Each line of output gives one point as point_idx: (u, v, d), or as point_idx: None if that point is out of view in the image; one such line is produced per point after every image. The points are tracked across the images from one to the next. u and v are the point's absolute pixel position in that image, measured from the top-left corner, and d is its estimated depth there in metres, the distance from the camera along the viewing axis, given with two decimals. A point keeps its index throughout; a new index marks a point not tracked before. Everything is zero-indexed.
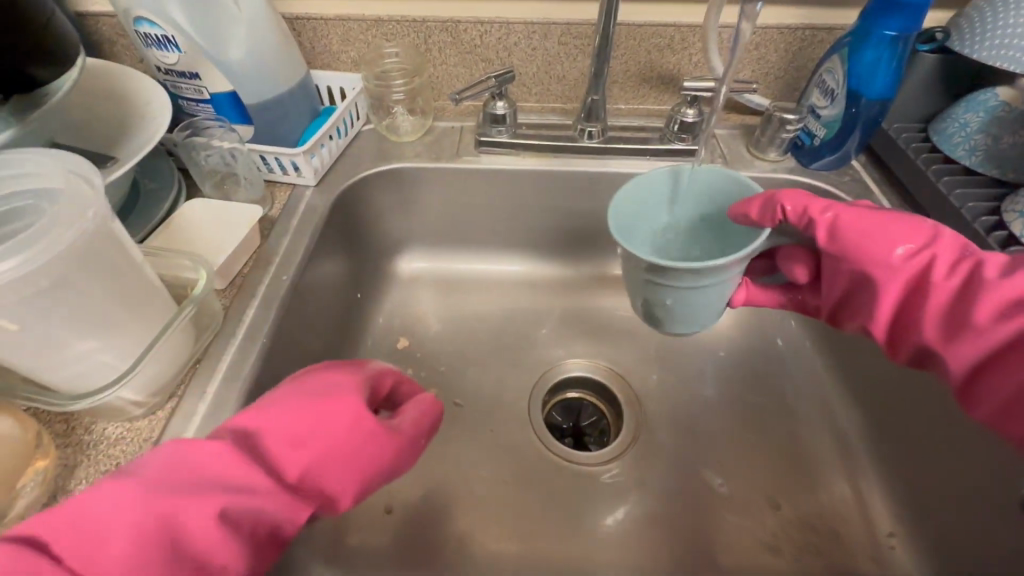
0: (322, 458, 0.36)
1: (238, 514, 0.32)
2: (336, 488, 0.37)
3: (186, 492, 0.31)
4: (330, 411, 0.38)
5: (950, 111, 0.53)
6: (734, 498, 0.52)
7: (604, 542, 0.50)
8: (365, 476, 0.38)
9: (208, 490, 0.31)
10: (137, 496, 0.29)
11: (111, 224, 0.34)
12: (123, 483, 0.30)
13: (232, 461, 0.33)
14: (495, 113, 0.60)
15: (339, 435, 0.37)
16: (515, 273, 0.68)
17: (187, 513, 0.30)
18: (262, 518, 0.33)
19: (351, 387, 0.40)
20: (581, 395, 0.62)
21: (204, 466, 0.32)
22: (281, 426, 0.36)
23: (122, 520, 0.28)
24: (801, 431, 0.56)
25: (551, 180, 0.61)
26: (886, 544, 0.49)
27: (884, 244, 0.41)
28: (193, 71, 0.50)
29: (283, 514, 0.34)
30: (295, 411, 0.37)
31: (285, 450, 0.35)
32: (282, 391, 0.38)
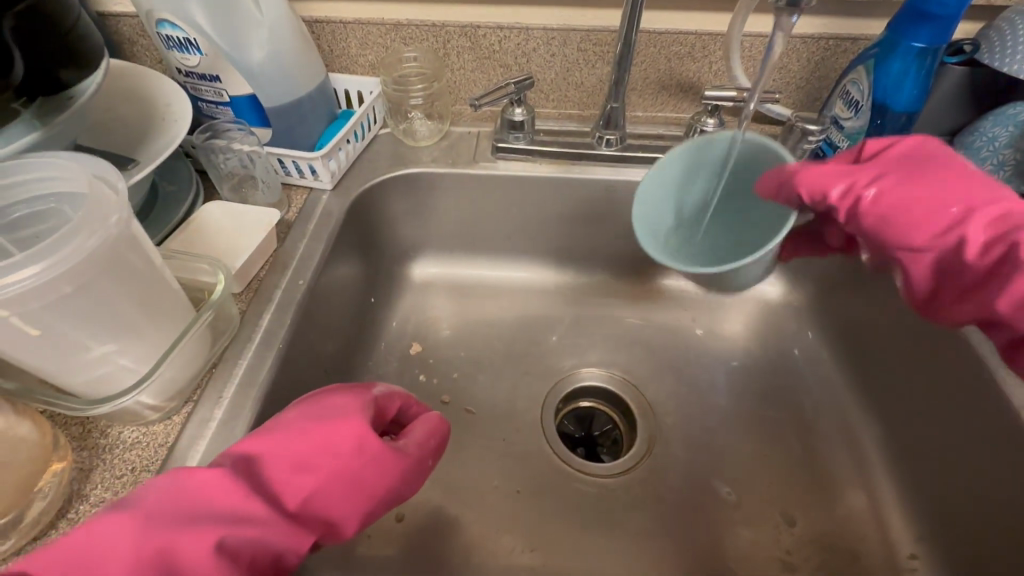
0: (325, 483, 0.36)
1: (235, 543, 0.31)
2: (339, 514, 0.36)
3: (184, 521, 0.31)
4: (333, 435, 0.37)
5: (977, 126, 0.52)
6: (749, 513, 0.51)
7: (617, 555, 0.49)
8: (369, 502, 0.38)
9: (207, 522, 0.31)
10: (134, 524, 0.29)
11: (133, 228, 0.34)
12: (120, 513, 0.30)
13: (228, 487, 0.33)
14: (513, 120, 0.60)
15: (343, 459, 0.37)
16: (529, 279, 0.68)
17: (181, 542, 0.30)
18: (263, 548, 0.33)
19: (357, 406, 0.40)
20: (594, 405, 0.61)
21: (200, 493, 0.32)
22: (282, 450, 0.36)
23: (117, 547, 0.28)
24: (819, 446, 0.55)
25: (567, 188, 0.61)
26: (906, 567, 0.48)
27: (904, 227, 0.40)
28: (213, 74, 0.50)
29: (286, 543, 0.33)
30: (293, 435, 0.36)
31: (287, 475, 0.35)
32: (289, 414, 0.38)
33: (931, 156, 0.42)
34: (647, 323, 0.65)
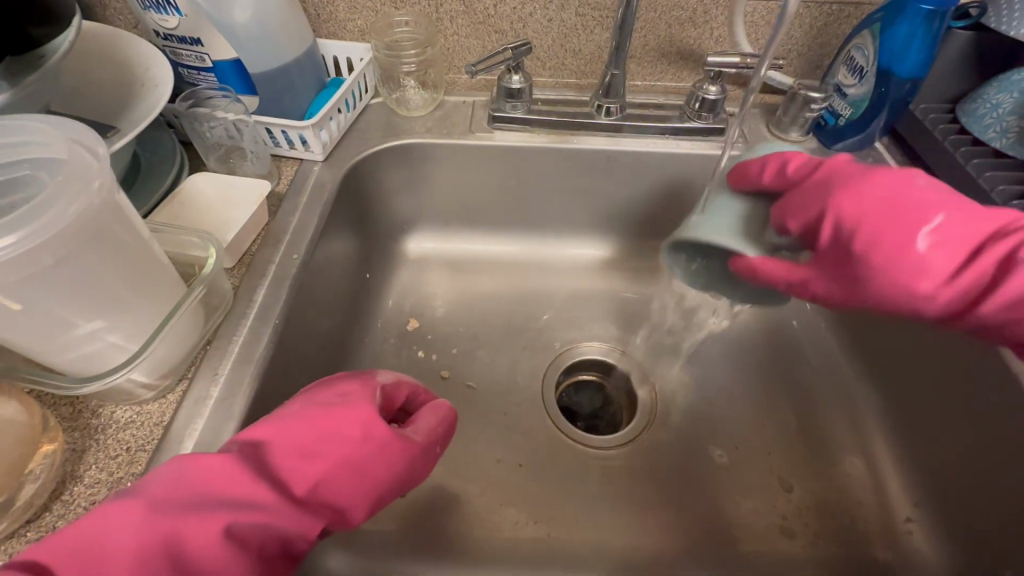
0: (332, 471, 0.35)
1: (243, 529, 0.31)
2: (345, 501, 0.36)
3: (190, 508, 0.30)
4: (340, 421, 0.36)
5: (981, 92, 0.52)
6: (750, 482, 0.52)
7: (620, 525, 0.49)
8: (375, 490, 0.37)
9: (210, 509, 0.30)
10: (144, 515, 0.28)
11: (116, 197, 0.32)
12: (126, 499, 0.29)
13: (233, 473, 0.32)
14: (510, 88, 0.58)
15: (350, 446, 0.36)
16: (526, 254, 0.67)
17: (188, 527, 0.29)
18: (270, 534, 0.32)
19: (363, 390, 0.40)
20: (591, 378, 0.61)
21: (207, 478, 0.31)
22: (291, 436, 0.35)
23: (123, 535, 0.27)
24: (818, 414, 0.56)
25: (565, 159, 0.60)
26: (904, 530, 0.49)
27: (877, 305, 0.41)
28: (195, 37, 0.48)
29: (294, 529, 0.33)
30: (303, 421, 0.36)
31: (295, 462, 0.34)
32: (295, 403, 0.38)
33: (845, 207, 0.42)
34: (646, 298, 0.65)
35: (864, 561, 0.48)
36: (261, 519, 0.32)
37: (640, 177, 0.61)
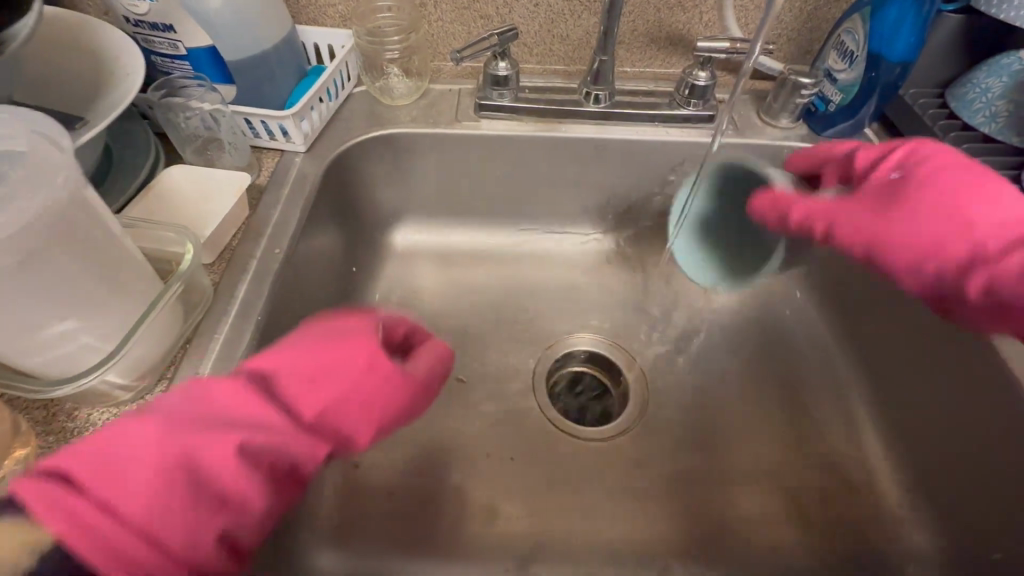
0: (339, 399, 0.34)
1: (256, 450, 0.30)
2: (352, 428, 0.34)
3: (201, 427, 0.29)
4: (342, 351, 0.35)
5: (969, 77, 0.51)
6: (742, 470, 0.52)
7: (612, 515, 0.49)
8: (380, 418, 0.36)
9: (221, 429, 0.30)
10: (154, 429, 0.28)
11: (84, 193, 0.30)
12: (142, 418, 0.28)
13: (243, 398, 0.31)
14: (496, 75, 0.57)
15: (355, 374, 0.35)
16: (514, 245, 0.66)
17: (204, 445, 0.28)
18: (280, 455, 0.31)
19: (358, 325, 0.38)
20: (583, 369, 0.61)
21: (217, 400, 0.31)
22: (297, 363, 0.34)
23: (138, 450, 0.27)
24: (808, 401, 0.56)
25: (554, 148, 0.58)
26: (894, 514, 0.49)
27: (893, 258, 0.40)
28: (167, 23, 0.46)
29: (304, 452, 0.32)
30: (301, 352, 0.35)
31: (300, 388, 0.33)
32: (293, 337, 0.37)
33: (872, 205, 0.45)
34: (637, 287, 0.64)
35: (857, 546, 0.48)
36: (272, 434, 0.31)
37: (630, 166, 0.60)
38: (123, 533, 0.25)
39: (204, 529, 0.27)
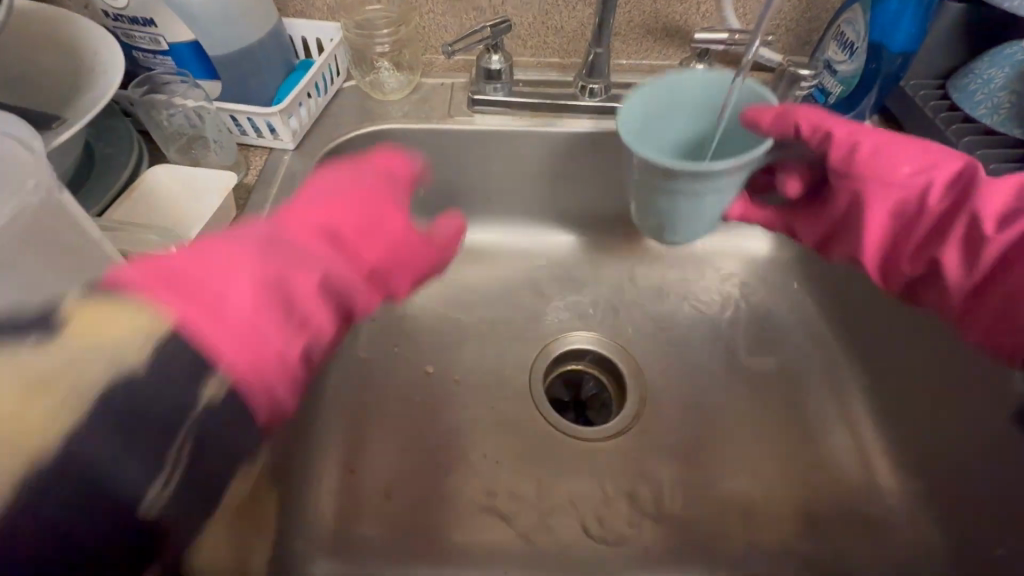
0: (392, 248, 0.33)
1: (325, 282, 0.29)
2: (402, 274, 0.34)
3: (280, 254, 0.28)
4: (381, 207, 0.34)
5: (971, 68, 0.51)
6: (742, 468, 0.51)
7: (611, 516, 0.49)
8: (417, 274, 0.35)
9: (299, 259, 0.28)
10: (234, 252, 0.27)
11: (59, 199, 0.29)
12: (219, 244, 0.27)
13: (306, 236, 0.30)
14: (489, 69, 0.56)
15: (397, 229, 0.34)
16: (510, 241, 0.65)
17: (288, 271, 0.27)
18: (342, 296, 0.30)
19: (401, 186, 0.37)
20: (582, 367, 0.60)
21: (285, 238, 0.29)
22: (343, 211, 0.32)
23: (234, 268, 0.26)
24: (807, 398, 0.55)
25: (549, 143, 0.57)
26: (894, 512, 0.49)
27: (893, 159, 0.39)
28: (147, 16, 0.45)
29: (364, 296, 0.31)
30: (340, 200, 0.33)
31: (354, 237, 0.32)
32: (312, 187, 0.34)
33: (867, 129, 0.40)
34: (634, 283, 0.63)
35: (857, 544, 0.48)
36: (340, 264, 0.30)
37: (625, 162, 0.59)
38: (222, 333, 0.24)
39: (292, 343, 0.27)
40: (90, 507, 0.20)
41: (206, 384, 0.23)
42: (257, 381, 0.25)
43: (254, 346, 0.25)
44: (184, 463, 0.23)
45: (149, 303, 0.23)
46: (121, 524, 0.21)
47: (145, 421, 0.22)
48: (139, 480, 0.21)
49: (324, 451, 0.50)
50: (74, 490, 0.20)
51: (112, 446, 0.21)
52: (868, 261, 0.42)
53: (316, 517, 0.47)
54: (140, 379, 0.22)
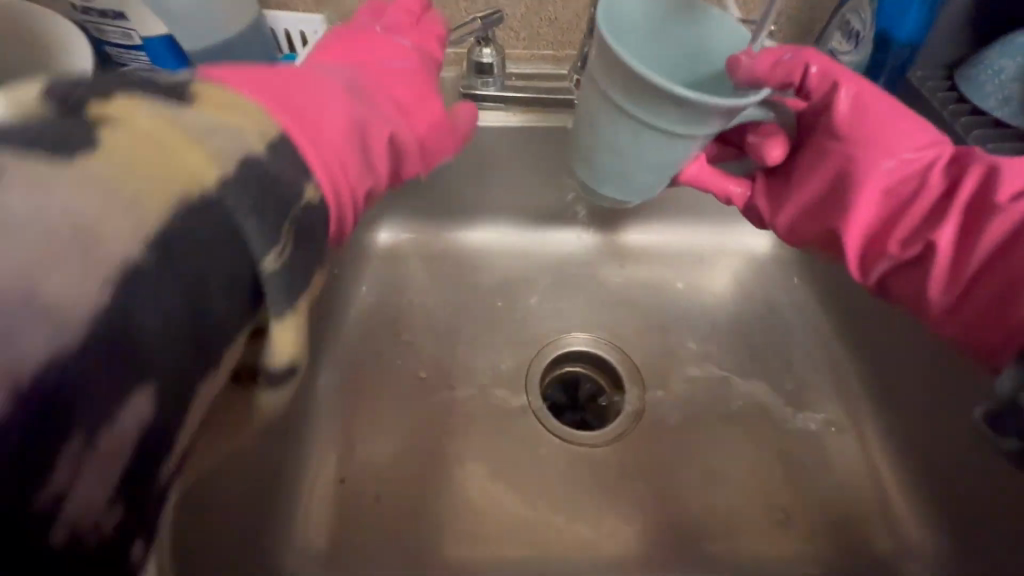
0: (427, 131, 0.43)
1: (391, 141, 0.39)
2: (437, 153, 0.45)
3: (354, 105, 0.36)
4: (421, 100, 0.44)
5: (981, 57, 0.48)
6: (743, 472, 0.50)
7: (609, 523, 0.48)
8: (443, 152, 0.45)
9: (373, 114, 0.38)
10: (324, 92, 0.34)
11: None
12: (314, 82, 0.34)
13: (366, 98, 0.38)
14: (480, 62, 0.53)
15: (432, 114, 0.44)
16: (504, 239, 0.63)
17: (365, 117, 0.36)
18: (399, 160, 0.41)
19: (430, 96, 0.45)
20: (580, 369, 0.58)
21: (356, 97, 0.38)
22: (391, 94, 0.42)
23: (326, 102, 0.33)
24: (809, 399, 0.54)
25: (544, 139, 0.55)
26: (898, 517, 0.48)
27: (896, 131, 0.40)
28: (116, 11, 0.43)
29: (413, 164, 0.42)
30: (389, 87, 0.42)
31: (398, 112, 0.41)
32: (378, 50, 0.45)
33: (871, 90, 0.41)
34: (631, 282, 0.61)
35: (863, 550, 0.47)
36: (403, 130, 0.40)
37: None
38: (301, 142, 0.28)
39: (361, 182, 0.35)
40: (218, 246, 0.22)
41: (309, 181, 0.27)
42: (331, 195, 0.30)
43: (327, 166, 0.30)
44: (294, 243, 0.26)
45: (263, 117, 0.27)
46: (235, 273, 0.23)
47: (264, 192, 0.25)
48: (254, 242, 0.24)
49: (314, 461, 0.50)
50: (208, 228, 0.22)
51: (237, 207, 0.23)
52: (850, 239, 0.41)
53: (308, 532, 0.46)
54: (261, 160, 0.25)
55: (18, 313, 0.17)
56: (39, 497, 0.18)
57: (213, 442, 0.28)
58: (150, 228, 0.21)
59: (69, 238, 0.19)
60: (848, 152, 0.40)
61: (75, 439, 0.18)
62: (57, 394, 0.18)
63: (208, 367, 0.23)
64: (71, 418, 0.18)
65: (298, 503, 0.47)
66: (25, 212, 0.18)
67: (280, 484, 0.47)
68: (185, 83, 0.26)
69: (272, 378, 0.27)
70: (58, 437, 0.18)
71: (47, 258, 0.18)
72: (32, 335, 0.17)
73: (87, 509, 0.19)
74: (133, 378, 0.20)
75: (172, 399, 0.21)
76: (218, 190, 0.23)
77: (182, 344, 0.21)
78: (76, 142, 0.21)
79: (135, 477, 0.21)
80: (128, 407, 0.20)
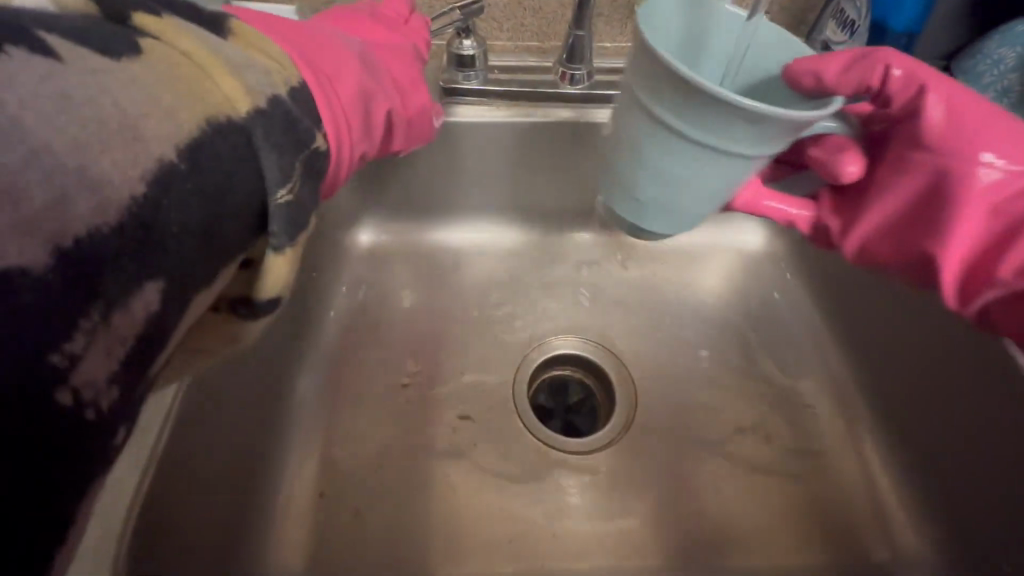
0: (413, 114, 0.41)
1: (395, 119, 0.38)
2: (412, 139, 0.42)
3: (371, 77, 0.35)
4: (412, 82, 0.40)
5: (979, 48, 0.47)
6: (736, 478, 0.49)
7: (600, 534, 0.46)
8: (412, 139, 0.42)
9: (386, 88, 0.37)
10: (345, 57, 0.34)
11: None
12: (342, 45, 0.34)
13: (382, 70, 0.38)
14: (461, 54, 0.51)
15: (421, 99, 0.41)
16: (490, 239, 0.61)
17: (375, 92, 0.35)
18: (394, 139, 0.40)
19: (421, 82, 0.41)
20: (570, 373, 0.56)
21: (378, 67, 0.37)
22: (393, 68, 0.40)
23: (342, 66, 0.33)
24: (804, 400, 0.53)
25: (529, 135, 0.53)
26: (895, 521, 0.47)
27: (999, 140, 0.35)
28: None
29: (399, 142, 0.41)
30: (388, 59, 0.40)
31: (400, 88, 0.39)
32: (369, 25, 0.42)
33: (963, 92, 0.35)
34: (621, 282, 0.59)
35: (860, 556, 0.46)
36: (401, 111, 0.39)
37: None
38: (318, 98, 0.30)
39: (356, 152, 0.34)
40: (244, 167, 0.24)
41: (319, 132, 0.29)
42: (335, 150, 0.31)
43: (337, 123, 0.31)
44: (302, 185, 0.27)
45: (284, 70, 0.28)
46: (251, 196, 0.25)
47: (287, 132, 0.26)
48: (271, 175, 0.25)
49: (290, 474, 0.47)
50: (237, 148, 0.24)
51: (263, 138, 0.25)
52: (949, 267, 0.37)
53: (283, 551, 0.44)
54: (285, 99, 0.27)
55: (74, 177, 0.19)
56: (51, 359, 0.18)
57: (189, 360, 0.30)
58: (185, 138, 0.22)
59: (120, 129, 0.20)
60: (942, 168, 0.36)
61: (89, 313, 0.19)
62: (88, 264, 0.19)
63: (209, 279, 0.24)
64: (91, 292, 0.19)
65: (273, 519, 0.45)
66: (83, 94, 0.20)
67: (258, 498, 0.44)
68: (222, 16, 0.28)
69: (259, 310, 0.29)
70: (77, 306, 0.19)
71: (100, 137, 0.19)
72: (81, 203, 0.19)
73: (88, 386, 0.19)
74: (148, 271, 0.21)
75: (177, 300, 0.22)
76: (250, 121, 0.24)
77: (197, 250, 0.23)
78: (120, 48, 0.22)
79: (130, 371, 0.21)
80: (139, 296, 0.20)
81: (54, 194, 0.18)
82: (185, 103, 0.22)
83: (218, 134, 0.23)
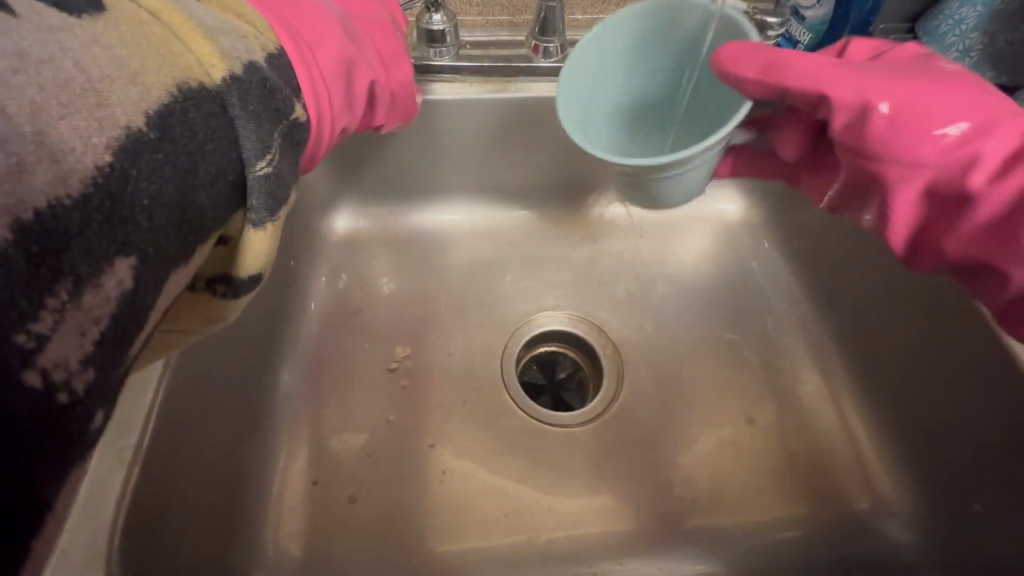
0: (393, 86, 0.40)
1: (376, 89, 0.37)
2: (390, 117, 0.41)
3: (353, 45, 0.34)
4: (394, 55, 0.39)
5: (941, 9, 0.48)
6: (723, 442, 0.50)
7: (594, 503, 0.47)
8: (392, 114, 0.41)
9: (368, 56, 0.36)
10: (329, 22, 0.32)
11: None
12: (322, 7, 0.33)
13: (362, 39, 0.36)
14: (431, 30, 0.50)
15: (403, 72, 0.40)
16: (469, 220, 0.60)
17: (358, 61, 0.34)
18: (373, 111, 0.39)
19: (403, 55, 0.40)
20: (557, 349, 0.57)
21: (359, 36, 0.36)
22: (375, 36, 0.38)
23: (325, 32, 0.32)
24: (784, 362, 0.55)
25: (505, 112, 0.52)
26: (874, 472, 0.49)
27: (918, 125, 0.34)
28: None
29: (378, 117, 0.40)
30: (371, 24, 0.38)
31: (381, 62, 0.38)
32: None
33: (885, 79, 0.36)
34: (604, 257, 0.60)
35: (840, 507, 0.48)
36: (383, 83, 0.38)
37: None
38: (295, 66, 0.29)
39: (337, 124, 0.33)
40: (221, 136, 0.23)
41: (298, 101, 0.28)
42: (315, 123, 0.30)
43: (318, 95, 0.30)
44: (281, 157, 0.26)
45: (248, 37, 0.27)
46: (228, 168, 0.24)
47: (266, 100, 0.25)
48: (249, 146, 0.24)
49: (280, 462, 0.47)
50: (211, 116, 0.23)
51: (239, 105, 0.24)
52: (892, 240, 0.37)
53: (280, 539, 0.44)
54: (261, 67, 0.26)
55: (30, 143, 0.18)
56: (16, 338, 0.18)
57: (167, 339, 0.29)
58: (155, 104, 0.21)
59: (81, 93, 0.19)
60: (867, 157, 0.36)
61: (57, 292, 0.19)
62: (49, 240, 0.18)
63: (185, 259, 0.23)
64: (56, 270, 0.19)
65: (267, 508, 0.45)
66: (40, 52, 0.19)
67: (250, 490, 0.44)
68: None
69: (237, 289, 0.28)
70: (42, 285, 0.18)
71: (57, 98, 0.18)
72: (38, 172, 0.18)
73: (59, 367, 0.19)
74: (118, 247, 0.20)
75: (153, 278, 0.22)
76: (225, 87, 0.24)
77: (171, 227, 0.22)
78: (80, 4, 0.21)
79: (107, 351, 0.21)
80: (110, 274, 0.20)
81: (9, 163, 0.17)
82: (154, 65, 0.21)
83: (188, 99, 0.22)
